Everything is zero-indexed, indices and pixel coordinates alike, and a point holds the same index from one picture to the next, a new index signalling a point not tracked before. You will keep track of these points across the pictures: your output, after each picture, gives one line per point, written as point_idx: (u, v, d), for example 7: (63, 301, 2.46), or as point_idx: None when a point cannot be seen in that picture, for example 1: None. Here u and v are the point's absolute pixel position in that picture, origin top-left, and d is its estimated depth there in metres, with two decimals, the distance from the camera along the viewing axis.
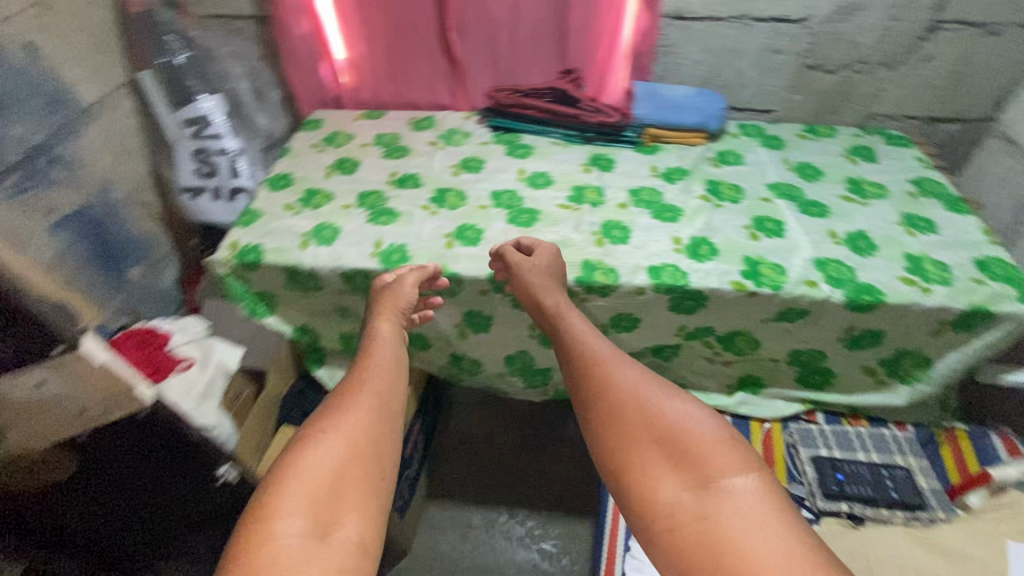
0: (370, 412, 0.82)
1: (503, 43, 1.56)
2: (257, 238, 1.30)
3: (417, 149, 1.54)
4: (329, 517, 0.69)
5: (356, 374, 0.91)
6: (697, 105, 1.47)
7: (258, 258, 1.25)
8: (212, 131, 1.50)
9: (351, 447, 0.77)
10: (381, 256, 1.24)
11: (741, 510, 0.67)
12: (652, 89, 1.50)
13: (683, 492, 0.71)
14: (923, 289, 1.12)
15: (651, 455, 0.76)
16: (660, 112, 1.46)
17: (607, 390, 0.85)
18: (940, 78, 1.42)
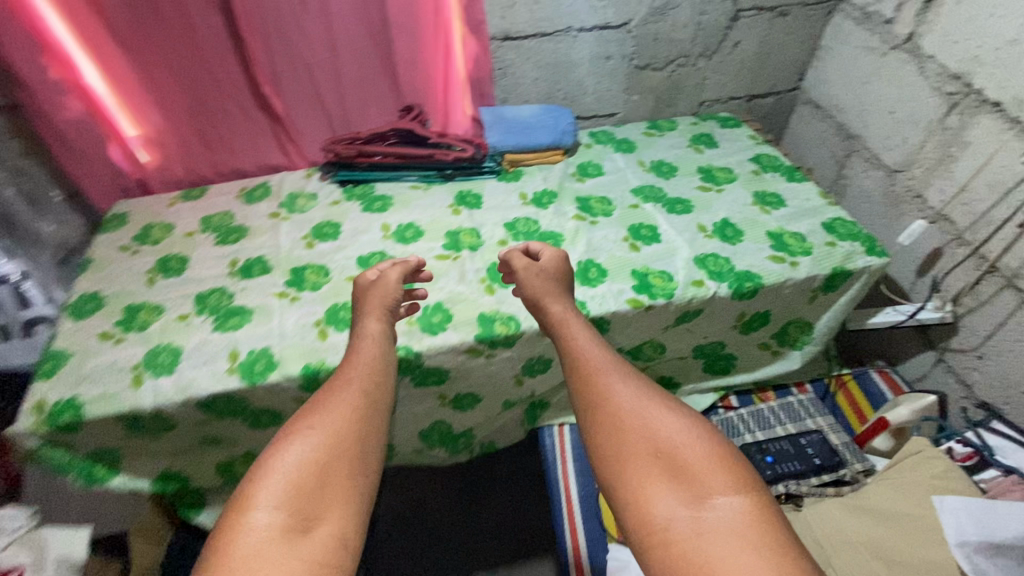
0: (357, 403, 0.70)
1: (329, 89, 1.40)
2: (68, 389, 1.01)
3: (255, 225, 1.31)
4: (307, 509, 0.57)
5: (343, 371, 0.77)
6: (547, 122, 1.44)
7: (76, 416, 0.98)
8: None
9: (332, 442, 0.63)
10: (241, 370, 1.03)
11: (741, 530, 0.52)
12: (500, 112, 1.44)
13: (680, 502, 0.56)
14: (791, 264, 1.18)
15: (646, 460, 0.61)
16: (513, 137, 1.41)
17: (598, 380, 0.71)
18: (750, 60, 1.53)
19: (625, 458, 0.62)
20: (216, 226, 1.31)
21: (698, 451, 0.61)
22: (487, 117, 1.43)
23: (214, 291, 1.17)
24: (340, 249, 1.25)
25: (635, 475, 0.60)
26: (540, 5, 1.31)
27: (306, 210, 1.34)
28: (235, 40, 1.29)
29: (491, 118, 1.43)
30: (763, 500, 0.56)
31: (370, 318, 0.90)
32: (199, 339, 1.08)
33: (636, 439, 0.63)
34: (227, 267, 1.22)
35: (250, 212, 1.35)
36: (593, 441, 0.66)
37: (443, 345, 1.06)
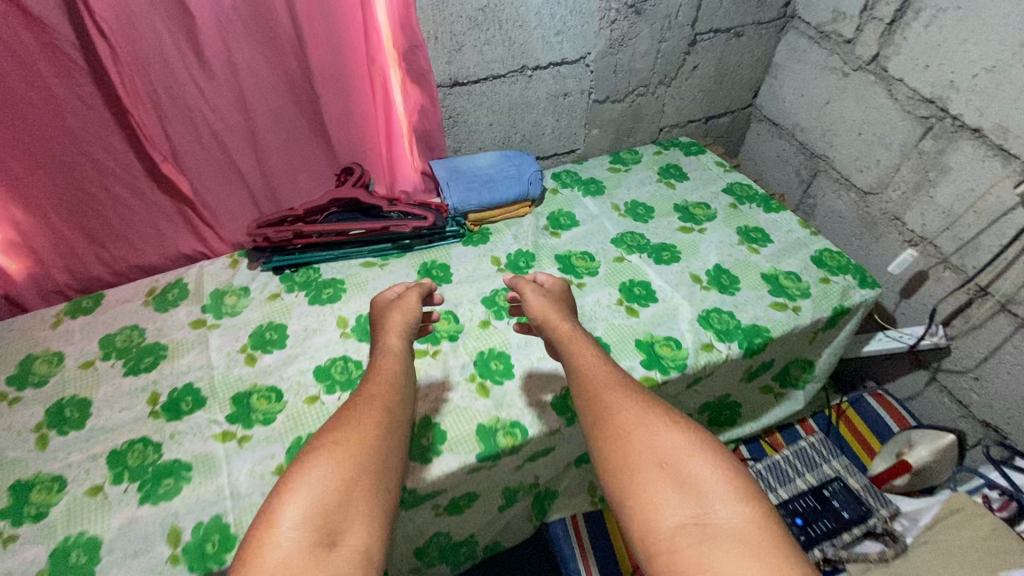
0: (378, 424, 0.70)
1: (246, 156, 1.18)
2: None
3: (176, 340, 1.06)
4: (332, 523, 0.58)
5: (364, 392, 0.77)
6: (509, 172, 1.29)
7: None
8: None
9: (354, 462, 0.64)
10: (188, 556, 0.80)
11: (744, 537, 0.54)
12: (455, 165, 1.28)
13: (686, 506, 0.58)
14: (794, 310, 1.12)
15: (655, 469, 0.61)
16: (475, 193, 1.24)
17: (608, 393, 0.71)
18: (708, 82, 1.45)
19: (633, 464, 0.62)
20: (122, 349, 1.05)
21: (698, 459, 0.61)
22: (442, 173, 1.26)
23: (134, 444, 0.92)
24: (290, 360, 1.03)
25: (640, 480, 0.61)
26: (490, 46, 1.14)
27: (238, 311, 1.10)
28: (116, 113, 1.02)
29: (447, 174, 1.26)
30: (758, 510, 0.56)
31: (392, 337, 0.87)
32: (124, 521, 0.83)
33: (642, 451, 0.63)
34: (147, 403, 0.97)
35: (166, 323, 1.09)
36: (602, 450, 0.66)
37: (440, 473, 0.87)
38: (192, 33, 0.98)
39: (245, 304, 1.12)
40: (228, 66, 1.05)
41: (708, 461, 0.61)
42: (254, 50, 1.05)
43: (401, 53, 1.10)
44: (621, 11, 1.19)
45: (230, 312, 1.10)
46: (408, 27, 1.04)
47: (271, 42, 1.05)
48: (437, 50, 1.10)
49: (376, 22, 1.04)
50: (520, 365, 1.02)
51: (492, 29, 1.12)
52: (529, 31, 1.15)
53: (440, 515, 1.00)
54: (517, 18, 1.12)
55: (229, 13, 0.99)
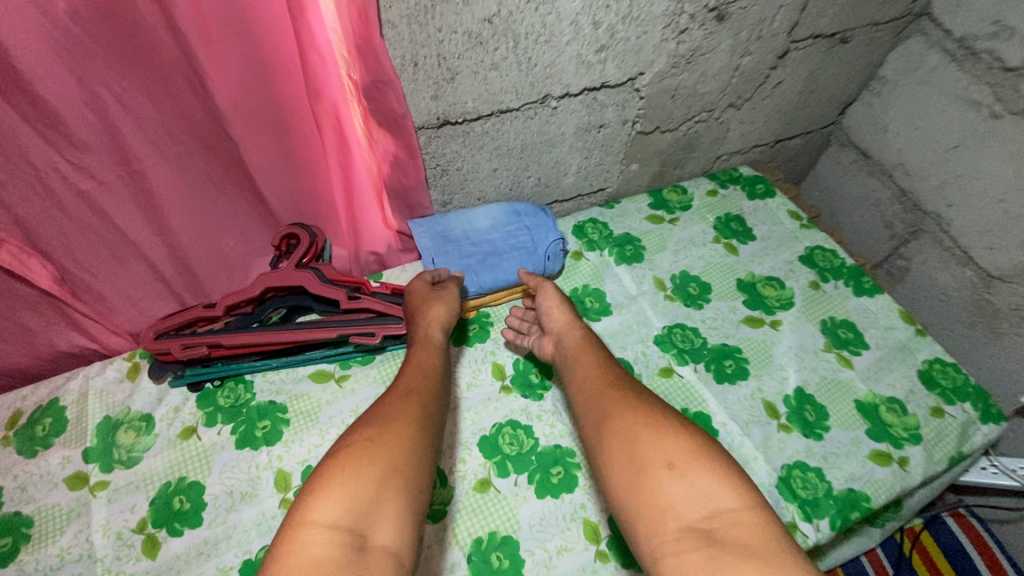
0: (409, 424, 0.67)
1: (137, 223, 0.80)
2: None
3: (46, 507, 0.75)
4: (362, 519, 0.57)
5: (398, 389, 0.72)
6: (518, 239, 0.96)
7: None
8: None
9: (387, 456, 0.62)
10: None
11: (754, 548, 0.52)
12: (444, 225, 0.93)
13: (694, 508, 0.56)
14: (900, 463, 0.83)
15: (659, 471, 0.59)
16: (471, 275, 0.93)
17: (615, 395, 0.69)
18: (789, 101, 1.07)
19: (641, 465, 0.60)
20: None
21: (708, 466, 0.59)
22: (425, 241, 0.92)
23: None
24: (206, 549, 0.72)
25: (646, 481, 0.59)
26: (500, 72, 0.75)
27: (135, 459, 0.78)
28: None
29: (431, 240, 0.92)
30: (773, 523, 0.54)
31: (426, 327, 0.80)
32: None
33: (649, 454, 0.61)
34: None
35: (32, 477, 0.77)
36: (606, 449, 0.64)
37: None
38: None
39: (145, 445, 0.80)
40: (83, 103, 0.65)
41: (713, 472, 0.58)
42: (121, 79, 0.65)
43: (358, 86, 0.71)
44: (696, 17, 0.80)
45: (124, 460, 0.78)
46: (369, 53, 0.65)
47: (149, 64, 0.65)
48: (417, 80, 0.72)
49: (316, 41, 0.65)
50: (533, 561, 0.73)
51: (504, 48, 0.72)
52: (558, 48, 0.76)
53: None
54: (543, 30, 0.72)
55: (65, 23, 0.59)
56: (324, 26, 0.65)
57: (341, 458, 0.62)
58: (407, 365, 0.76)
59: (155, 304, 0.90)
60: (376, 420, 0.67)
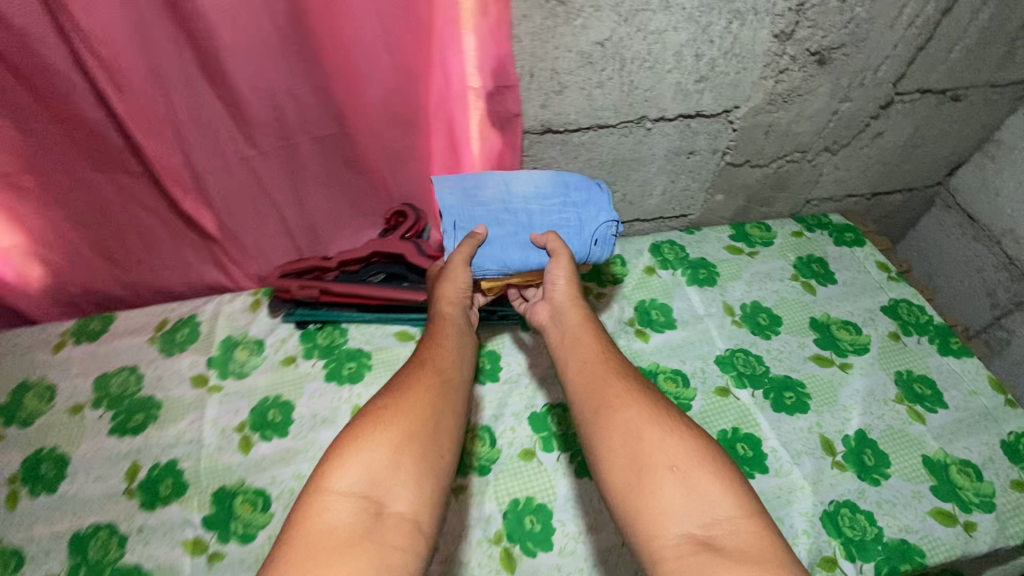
0: (429, 395, 0.66)
1: (279, 185, 0.97)
2: None
3: (173, 397, 0.91)
4: (384, 488, 0.57)
5: (420, 365, 0.70)
6: (562, 211, 0.90)
7: None
8: None
9: (404, 440, 0.60)
10: None
11: (748, 553, 0.52)
12: (474, 184, 0.90)
13: (696, 515, 0.56)
14: (967, 527, 0.78)
15: (660, 469, 0.59)
16: (502, 250, 0.87)
17: (616, 383, 0.68)
18: (890, 153, 1.07)
19: (643, 462, 0.60)
20: (114, 397, 0.92)
21: (711, 474, 0.59)
22: (452, 199, 0.88)
23: (98, 530, 0.80)
24: (286, 457, 0.84)
25: (648, 477, 0.59)
26: (603, 90, 0.85)
27: (245, 373, 0.94)
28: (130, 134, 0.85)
29: (458, 200, 0.89)
30: (771, 537, 0.54)
31: (441, 305, 0.80)
32: None
33: (649, 449, 0.61)
34: (124, 477, 0.84)
35: (166, 372, 0.95)
36: (600, 435, 0.64)
37: None
38: (208, 50, 0.77)
39: (254, 364, 0.95)
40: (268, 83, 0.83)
41: (714, 478, 0.59)
42: (289, 67, 0.82)
43: (480, 95, 0.83)
44: (798, 59, 0.86)
45: (237, 371, 0.94)
46: (494, 63, 0.79)
47: (321, 57, 0.82)
48: (531, 89, 0.84)
49: (449, 56, 0.80)
50: (563, 531, 0.78)
51: (610, 69, 0.83)
52: (660, 74, 0.85)
53: None
54: (648, 57, 0.82)
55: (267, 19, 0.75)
56: (459, 47, 0.79)
57: (364, 431, 0.60)
58: (430, 344, 0.73)
59: (282, 256, 1.07)
60: (394, 395, 0.65)
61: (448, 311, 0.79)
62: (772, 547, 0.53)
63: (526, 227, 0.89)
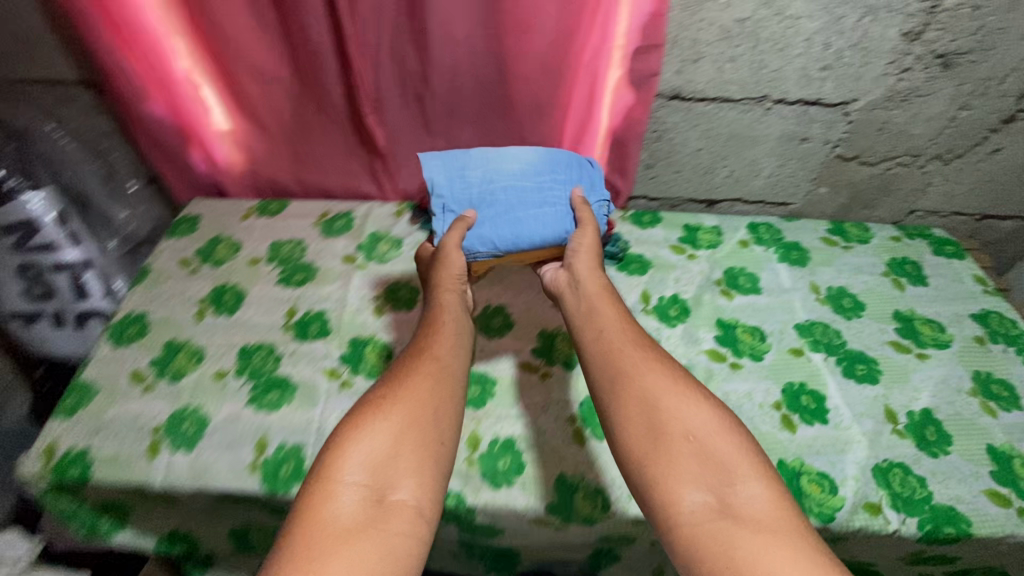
0: (426, 382, 0.69)
1: (439, 121, 1.17)
2: (88, 437, 0.93)
3: (328, 268, 1.14)
4: (386, 476, 0.61)
5: (416, 357, 0.73)
6: (552, 191, 0.99)
7: (85, 475, 0.89)
8: (42, 241, 1.20)
9: (401, 428, 0.64)
10: (264, 471, 0.87)
11: (764, 522, 0.56)
12: (461, 167, 1.00)
13: (710, 485, 0.60)
14: (1021, 512, 0.81)
15: (674, 443, 0.63)
16: (497, 229, 0.97)
17: (634, 356, 0.72)
18: (1007, 173, 1.10)
19: (660, 435, 0.64)
20: (283, 258, 1.17)
21: (726, 446, 0.63)
22: (442, 179, 0.99)
23: (262, 347, 1.02)
24: (411, 327, 1.04)
25: (663, 454, 0.63)
26: (734, 65, 0.98)
27: (385, 260, 1.16)
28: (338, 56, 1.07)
29: (446, 180, 0.99)
30: (789, 507, 0.58)
31: (439, 293, 0.86)
32: (230, 414, 0.93)
33: (665, 424, 0.65)
34: (284, 315, 1.07)
35: (324, 248, 1.18)
36: (612, 417, 0.68)
37: (505, 506, 0.83)
38: None
39: (393, 255, 1.16)
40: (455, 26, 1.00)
41: (729, 451, 0.63)
42: (472, 30, 1.01)
43: (626, 52, 0.98)
44: (922, 60, 0.93)
45: (379, 257, 1.16)
46: (647, 24, 0.94)
47: None
48: (671, 54, 0.98)
49: (609, 17, 0.95)
50: None
51: (744, 46, 0.95)
52: (788, 57, 0.96)
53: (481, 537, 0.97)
54: (780, 39, 0.93)
55: None
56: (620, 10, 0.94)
57: (357, 421, 0.65)
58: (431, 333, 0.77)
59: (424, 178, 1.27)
60: (391, 384, 0.69)
61: (444, 299, 0.84)
62: (794, 514, 0.57)
63: (514, 205, 0.98)
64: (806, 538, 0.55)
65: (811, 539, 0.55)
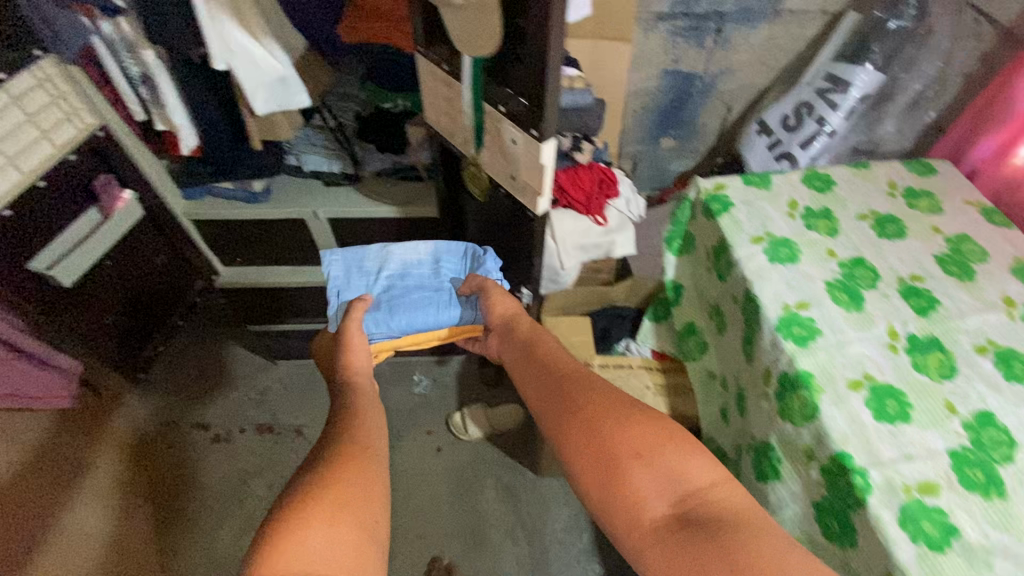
0: (356, 470, 0.78)
1: None
2: (740, 199, 1.24)
3: (982, 288, 1.08)
4: (324, 552, 0.65)
5: (335, 454, 0.81)
6: (424, 281, 1.17)
7: (717, 213, 1.23)
8: (835, 99, 1.49)
9: (326, 504, 0.71)
10: (786, 316, 1.03)
11: (729, 520, 0.70)
12: (359, 258, 1.17)
13: (662, 500, 0.74)
14: None
15: (632, 465, 0.77)
16: (395, 317, 1.11)
17: (575, 391, 0.90)
18: None
19: (614, 462, 0.78)
20: (956, 249, 1.15)
21: (665, 450, 0.78)
22: (338, 267, 1.15)
23: (870, 270, 1.11)
24: (987, 388, 0.94)
25: (623, 479, 0.76)
26: None
27: None
28: None
29: (344, 275, 1.16)
30: (732, 506, 0.73)
31: (347, 373, 1.00)
32: (808, 273, 1.10)
33: (616, 450, 0.79)
34: (907, 273, 1.11)
35: (995, 277, 1.10)
36: (577, 466, 0.81)
37: (888, 541, 0.79)
38: None
39: None
40: None
41: (670, 456, 0.78)
42: None
43: None
44: None
45: None
46: None
47: None
48: None
49: None
50: None
51: None
52: None
53: (813, 546, 0.94)
54: None
55: None
56: None
57: (287, 519, 0.68)
58: (356, 440, 0.85)
59: None
60: (323, 472, 0.77)
61: (354, 376, 1.00)
62: (750, 518, 0.71)
63: (415, 287, 1.16)
64: (762, 525, 0.71)
65: (767, 530, 0.70)
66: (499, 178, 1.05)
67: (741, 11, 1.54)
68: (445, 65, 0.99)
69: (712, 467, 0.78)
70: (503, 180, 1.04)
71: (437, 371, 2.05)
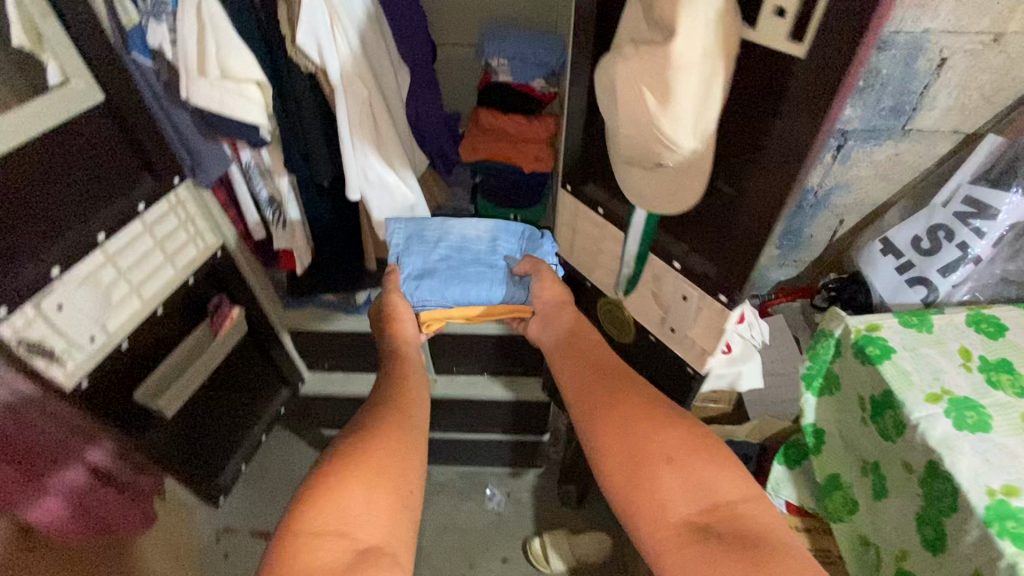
0: (397, 437, 0.81)
1: None
2: (902, 346, 1.10)
3: None
4: (357, 519, 0.68)
5: (379, 424, 0.82)
6: (482, 255, 1.03)
7: (878, 360, 1.08)
8: (985, 227, 1.22)
9: (364, 464, 0.74)
10: (997, 505, 0.85)
11: (754, 526, 0.69)
12: (419, 228, 1.04)
13: (685, 503, 0.72)
14: None
15: (659, 464, 0.75)
16: (442, 288, 0.99)
17: (614, 378, 0.88)
18: None
19: (640, 455, 0.77)
20: None
21: (691, 454, 0.76)
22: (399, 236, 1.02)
23: None
24: None
25: (650, 480, 0.74)
26: None
27: None
28: None
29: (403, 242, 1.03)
30: (751, 510, 0.71)
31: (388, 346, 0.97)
32: (1009, 446, 0.93)
33: (647, 446, 0.77)
34: None
35: None
36: (602, 455, 0.80)
37: None
38: None
39: None
40: None
41: (696, 457, 0.76)
42: None
43: None
44: None
45: None
46: None
47: None
48: None
49: None
50: None
51: None
52: None
53: None
54: None
55: None
56: None
57: (334, 475, 0.72)
58: (393, 408, 0.85)
59: None
60: (363, 435, 0.80)
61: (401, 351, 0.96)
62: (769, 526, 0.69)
63: (468, 260, 1.02)
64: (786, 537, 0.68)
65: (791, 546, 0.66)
66: (651, 327, 0.95)
67: (871, 130, 1.34)
68: (599, 207, 0.92)
69: (740, 483, 0.74)
70: (655, 329, 0.94)
71: (510, 484, 1.87)
